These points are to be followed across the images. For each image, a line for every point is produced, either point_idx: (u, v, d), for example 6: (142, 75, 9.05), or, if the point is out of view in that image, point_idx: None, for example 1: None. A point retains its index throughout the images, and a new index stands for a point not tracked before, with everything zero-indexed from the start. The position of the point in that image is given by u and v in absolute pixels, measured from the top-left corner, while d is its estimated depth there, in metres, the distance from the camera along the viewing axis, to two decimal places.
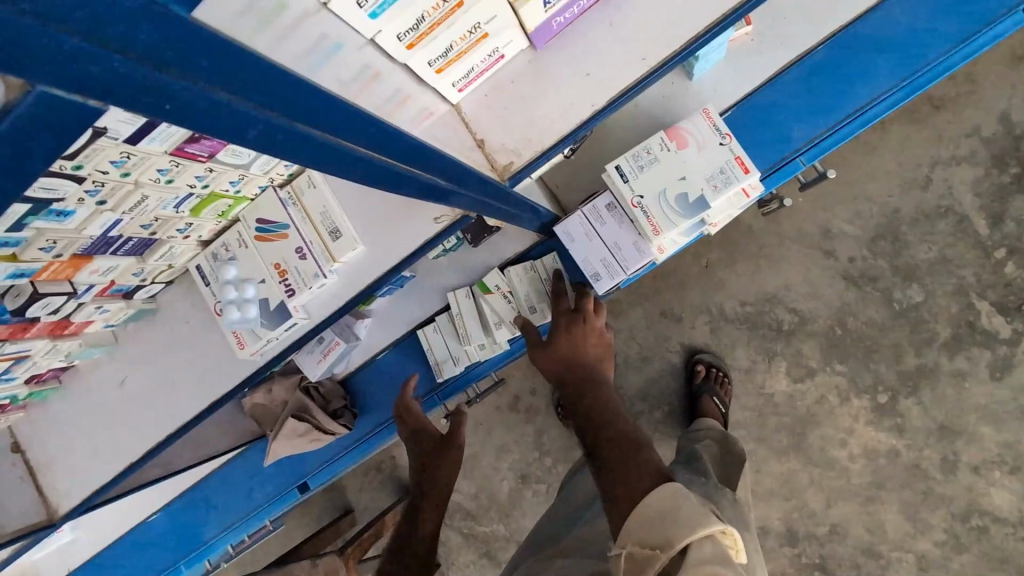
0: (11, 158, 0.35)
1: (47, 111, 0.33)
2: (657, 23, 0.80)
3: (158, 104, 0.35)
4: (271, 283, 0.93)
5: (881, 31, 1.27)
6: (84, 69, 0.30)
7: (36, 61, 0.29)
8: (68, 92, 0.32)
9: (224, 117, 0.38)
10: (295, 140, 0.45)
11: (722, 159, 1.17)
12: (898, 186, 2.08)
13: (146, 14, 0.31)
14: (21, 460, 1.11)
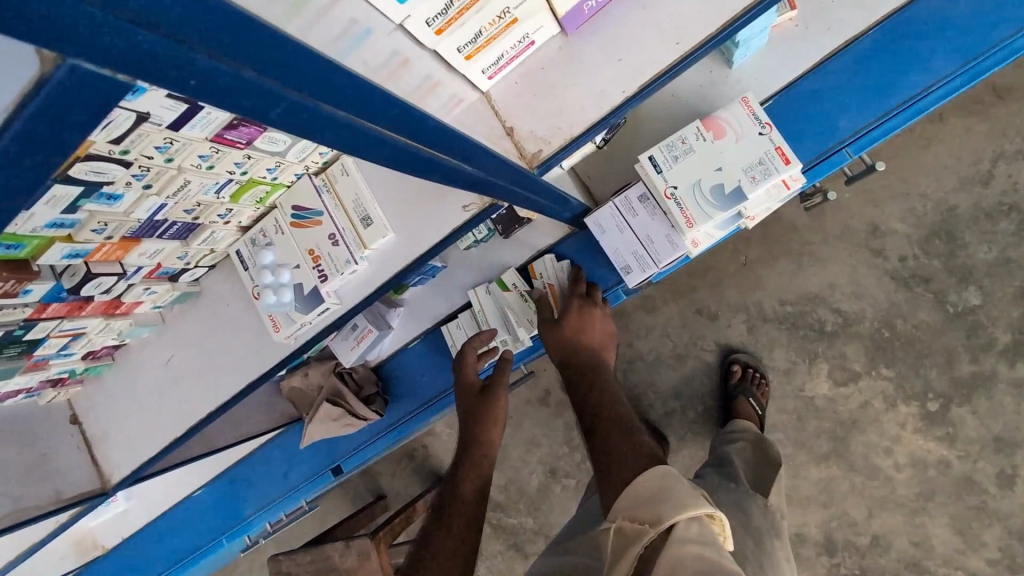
0: (47, 125, 0.37)
1: (82, 84, 0.35)
2: (694, 6, 0.77)
3: (183, 80, 0.36)
4: (305, 268, 0.95)
5: (940, 13, 1.19)
6: (114, 43, 0.32)
7: (65, 33, 0.30)
8: (98, 67, 0.34)
9: (248, 94, 0.40)
10: (318, 120, 0.46)
11: (762, 150, 1.13)
12: (957, 182, 1.96)
13: None
14: (78, 431, 1.19)
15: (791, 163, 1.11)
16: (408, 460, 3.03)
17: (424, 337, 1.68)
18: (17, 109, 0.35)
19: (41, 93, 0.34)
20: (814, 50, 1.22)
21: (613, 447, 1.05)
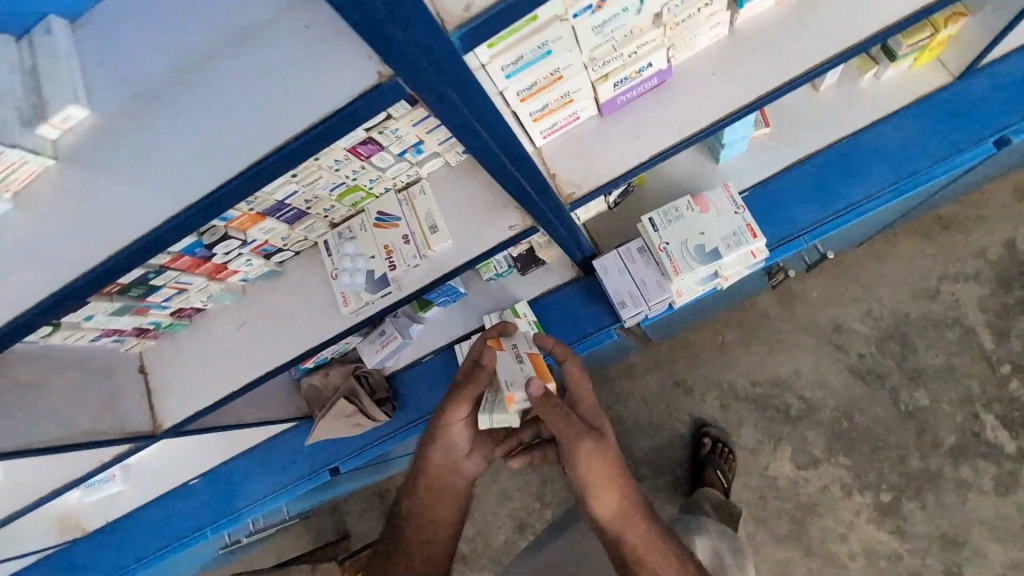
0: (360, 116, 0.62)
1: (392, 93, 0.60)
2: (696, 110, 1.09)
3: (433, 98, 0.62)
4: (379, 259, 1.22)
5: (879, 144, 1.57)
6: (422, 78, 0.58)
7: (406, 67, 0.56)
8: (409, 85, 0.59)
9: (452, 113, 0.67)
10: (470, 135, 0.74)
11: (736, 225, 1.45)
12: (909, 294, 2.32)
13: (454, 56, 0.58)
14: (143, 380, 1.38)
15: (757, 238, 1.44)
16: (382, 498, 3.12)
17: (438, 354, 1.90)
18: (353, 103, 0.61)
19: (374, 95, 0.60)
20: (781, 159, 1.61)
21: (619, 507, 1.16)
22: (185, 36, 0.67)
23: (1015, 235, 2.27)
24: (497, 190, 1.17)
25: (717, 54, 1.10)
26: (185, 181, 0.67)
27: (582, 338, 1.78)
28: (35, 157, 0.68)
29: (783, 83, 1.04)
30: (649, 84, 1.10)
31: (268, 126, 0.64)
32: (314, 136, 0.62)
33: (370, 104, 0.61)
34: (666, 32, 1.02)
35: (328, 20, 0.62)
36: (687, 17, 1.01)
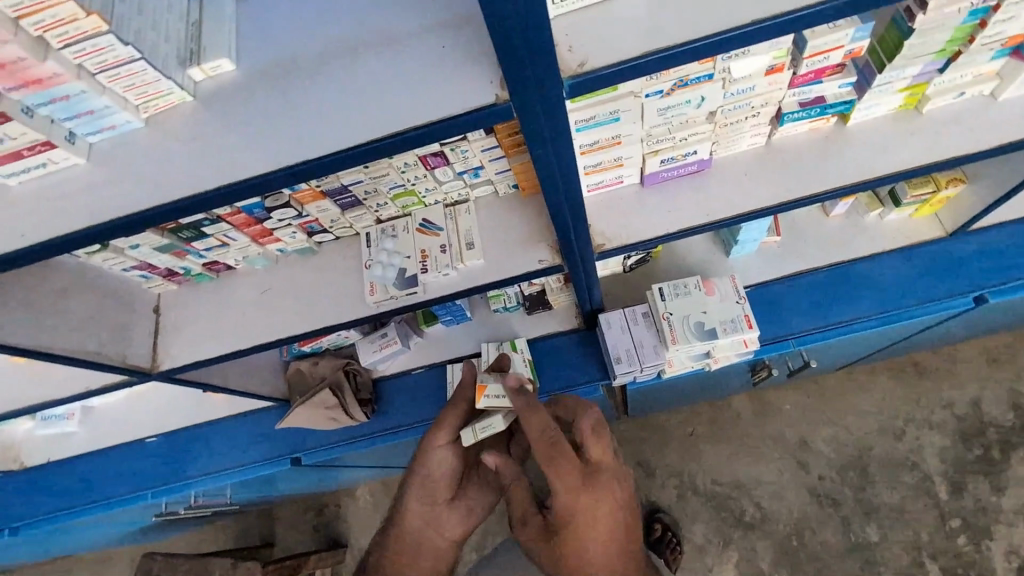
0: (468, 125, 0.72)
1: (500, 113, 0.71)
2: (725, 202, 1.23)
3: (532, 124, 0.74)
4: (412, 260, 1.31)
5: (871, 274, 1.72)
6: (530, 105, 0.70)
7: (523, 92, 0.68)
8: (517, 110, 0.71)
9: (541, 142, 0.79)
10: (546, 167, 0.86)
11: (735, 313, 1.57)
12: (875, 428, 2.43)
13: (562, 94, 0.70)
14: (153, 319, 1.43)
15: (752, 329, 1.55)
16: (316, 514, 3.07)
17: (427, 370, 1.94)
18: (466, 112, 0.70)
19: (486, 110, 0.70)
20: (782, 266, 1.76)
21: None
22: (339, 35, 0.80)
23: (981, 396, 2.41)
24: (535, 226, 1.29)
25: (751, 159, 1.25)
26: (299, 143, 0.75)
27: (566, 388, 1.82)
28: (179, 90, 0.78)
29: (806, 196, 1.19)
30: (689, 169, 1.25)
31: (389, 115, 0.73)
32: (428, 133, 0.71)
33: (482, 118, 0.71)
34: (715, 126, 1.14)
35: (464, 45, 0.73)
36: (736, 120, 1.13)
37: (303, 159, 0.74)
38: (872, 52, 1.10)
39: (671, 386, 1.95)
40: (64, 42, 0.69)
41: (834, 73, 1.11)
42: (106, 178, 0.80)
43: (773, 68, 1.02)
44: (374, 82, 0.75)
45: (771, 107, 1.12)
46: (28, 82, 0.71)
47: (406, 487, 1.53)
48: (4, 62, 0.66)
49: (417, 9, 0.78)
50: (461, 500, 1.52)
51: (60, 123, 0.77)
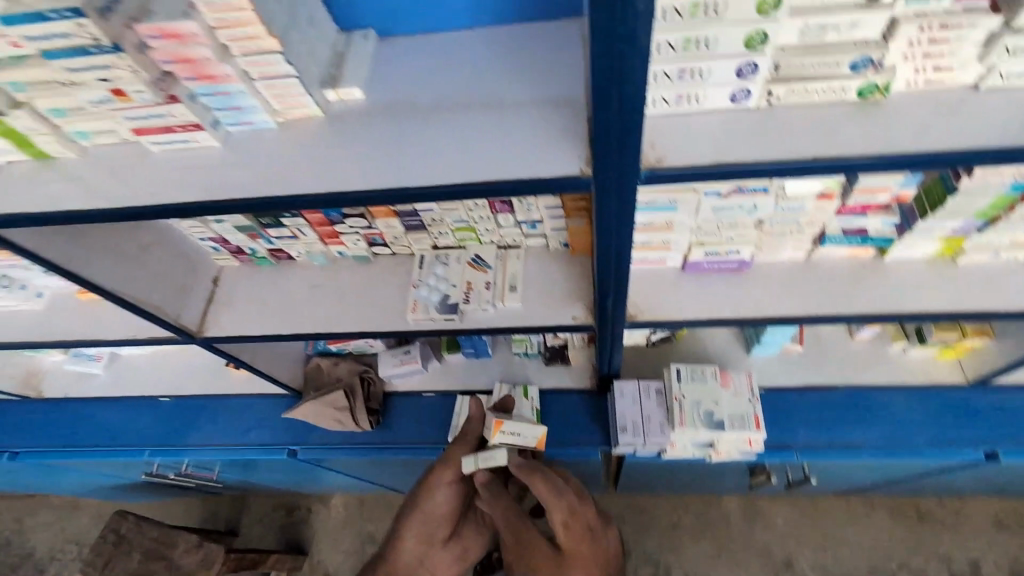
0: (551, 191, 0.82)
1: (580, 186, 0.81)
2: (757, 304, 1.31)
3: (605, 201, 0.84)
4: (458, 289, 1.41)
5: (886, 405, 1.75)
6: (608, 185, 0.80)
7: (605, 174, 0.78)
8: (594, 186, 0.81)
9: (608, 218, 0.88)
10: (606, 239, 0.95)
11: (745, 410, 1.60)
12: (865, 565, 2.36)
13: (639, 182, 0.80)
14: (210, 288, 1.55)
15: (759, 430, 1.58)
16: (287, 514, 3.07)
17: (437, 396, 2.00)
18: (552, 180, 0.81)
19: (570, 182, 0.81)
20: (799, 376, 1.80)
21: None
22: (459, 91, 0.93)
23: (981, 558, 2.33)
24: (576, 285, 1.39)
25: (789, 270, 1.34)
26: (403, 171, 0.87)
27: (565, 444, 1.85)
28: (313, 106, 0.93)
29: (833, 314, 1.26)
30: (729, 266, 1.33)
31: (484, 164, 0.84)
32: (515, 188, 0.82)
33: (566, 186, 0.81)
34: (761, 233, 1.23)
35: (564, 122, 0.86)
36: (781, 232, 1.22)
37: (403, 185, 0.85)
38: (918, 199, 1.16)
39: (668, 468, 1.96)
40: (242, 51, 0.84)
41: (878, 210, 1.19)
42: (234, 162, 0.93)
43: (823, 194, 1.11)
44: (480, 136, 0.88)
45: (814, 227, 1.21)
46: (202, 75, 0.84)
47: (403, 524, 1.60)
48: (194, 58, 0.81)
49: (526, 84, 0.91)
50: (456, 540, 1.62)
51: (212, 112, 0.91)
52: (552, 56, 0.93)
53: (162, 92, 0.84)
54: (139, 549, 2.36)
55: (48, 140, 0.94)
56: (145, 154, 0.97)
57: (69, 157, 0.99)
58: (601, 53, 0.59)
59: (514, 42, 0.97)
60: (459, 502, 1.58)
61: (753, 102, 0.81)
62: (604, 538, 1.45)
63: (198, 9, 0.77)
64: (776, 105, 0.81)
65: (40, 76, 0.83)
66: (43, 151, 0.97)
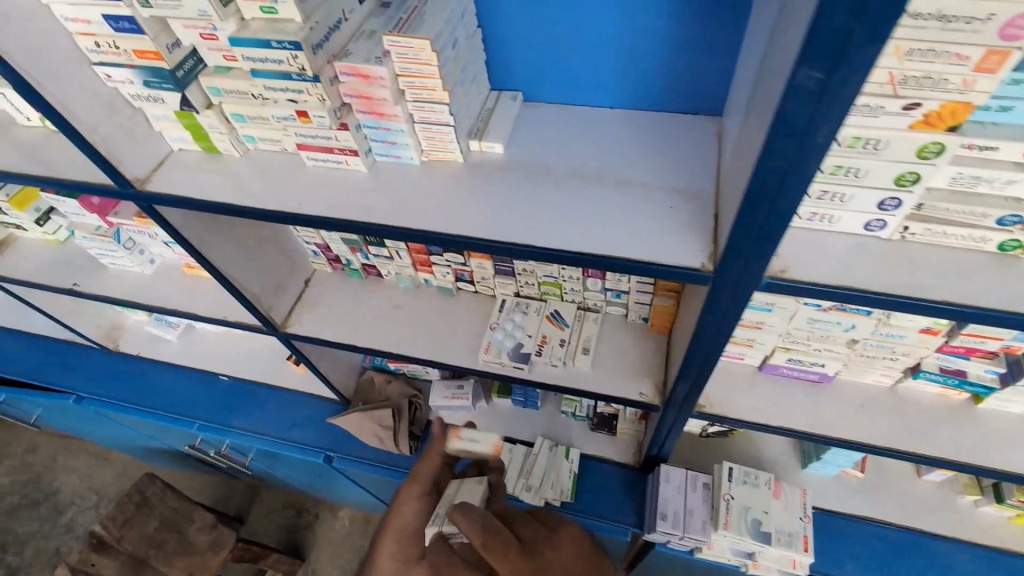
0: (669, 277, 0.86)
1: (698, 279, 0.84)
2: (831, 422, 1.29)
3: (717, 300, 0.87)
4: (532, 340, 1.44)
5: (949, 559, 1.62)
6: (726, 287, 0.83)
7: (727, 275, 0.81)
8: (712, 282, 0.84)
9: (714, 315, 0.91)
10: (704, 335, 0.97)
11: (795, 528, 1.50)
12: None
13: (758, 289, 0.82)
14: (301, 287, 1.64)
15: (807, 554, 1.46)
16: (295, 514, 3.08)
17: None
18: (671, 269, 0.85)
19: (689, 274, 0.84)
20: (856, 505, 1.70)
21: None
22: (594, 164, 1.00)
23: None
24: (647, 361, 1.40)
25: (872, 394, 1.30)
26: (529, 230, 0.93)
27: (600, 517, 1.78)
28: (457, 153, 1.02)
29: (911, 451, 1.23)
30: (809, 376, 1.31)
31: (607, 240, 0.89)
32: (634, 267, 0.86)
33: (686, 277, 0.84)
34: (852, 352, 1.21)
35: (691, 215, 0.90)
36: (873, 355, 1.20)
37: (530, 244, 0.91)
38: None
39: (696, 567, 1.87)
40: (414, 98, 0.92)
41: (983, 356, 1.14)
42: (378, 191, 1.03)
43: (928, 329, 1.08)
44: (607, 210, 0.93)
45: (909, 359, 1.18)
46: (374, 111, 0.94)
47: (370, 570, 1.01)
48: (374, 96, 0.91)
49: (659, 170, 0.97)
50: None
51: (369, 141, 1.01)
52: (688, 149, 0.99)
53: (337, 120, 0.94)
54: (158, 516, 2.40)
55: (223, 139, 1.07)
56: (301, 167, 1.08)
57: (233, 155, 1.11)
58: (766, 170, 0.63)
59: (652, 129, 1.03)
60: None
61: (886, 233, 0.82)
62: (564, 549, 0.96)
63: (390, 57, 0.86)
64: (909, 240, 0.82)
65: (238, 88, 0.95)
66: (213, 146, 1.10)
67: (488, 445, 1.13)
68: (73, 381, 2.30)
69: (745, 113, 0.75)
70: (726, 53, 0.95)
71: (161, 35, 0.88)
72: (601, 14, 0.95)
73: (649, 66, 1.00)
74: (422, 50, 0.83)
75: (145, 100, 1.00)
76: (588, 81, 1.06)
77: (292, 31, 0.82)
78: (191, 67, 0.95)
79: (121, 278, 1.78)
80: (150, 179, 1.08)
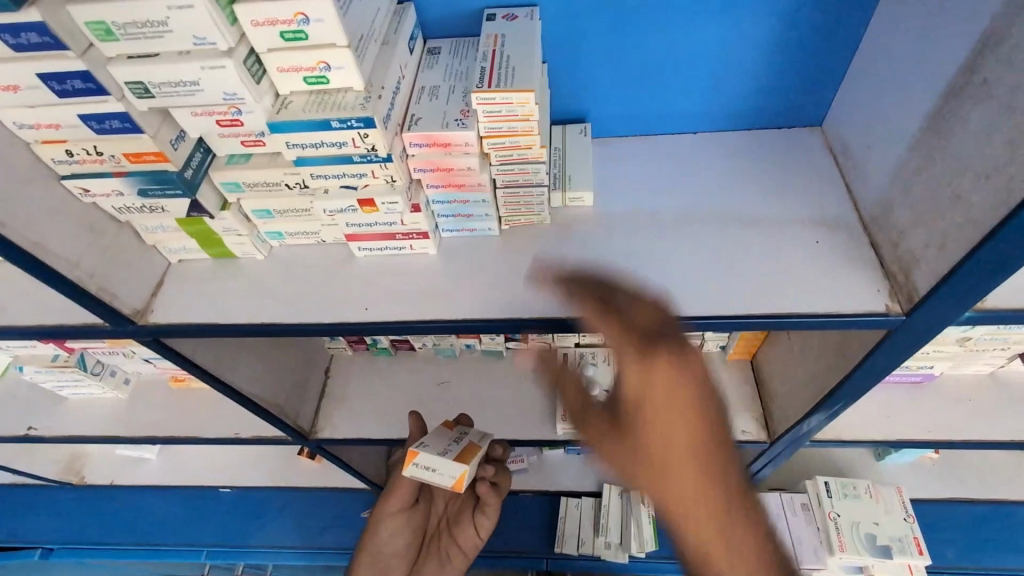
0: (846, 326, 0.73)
1: (882, 324, 0.72)
2: (945, 424, 1.21)
3: (899, 343, 0.75)
4: (612, 395, 1.27)
5: None
6: (919, 330, 0.71)
7: (925, 319, 0.69)
8: (901, 325, 0.71)
9: (887, 358, 0.79)
10: (863, 379, 0.85)
11: (903, 531, 1.42)
12: None
13: (957, 326, 0.70)
14: (323, 380, 1.40)
15: (923, 556, 1.39)
16: None
17: (535, 496, 1.80)
18: (850, 319, 0.72)
19: (873, 321, 0.71)
20: (941, 489, 1.65)
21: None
22: (703, 202, 0.86)
23: None
24: (737, 395, 1.28)
25: (972, 386, 1.24)
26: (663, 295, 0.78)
27: None
28: (544, 215, 0.85)
29: None
30: (911, 377, 1.24)
31: (758, 294, 0.76)
32: (800, 323, 0.73)
33: (869, 324, 0.72)
34: (963, 350, 1.13)
35: (844, 248, 0.78)
36: (984, 349, 1.13)
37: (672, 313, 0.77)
38: None
39: None
40: (500, 160, 0.75)
41: None
42: (456, 275, 0.84)
43: None
44: (742, 256, 0.79)
45: (1021, 346, 1.11)
46: (450, 183, 0.75)
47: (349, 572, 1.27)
48: (453, 167, 0.72)
49: (783, 201, 0.84)
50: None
51: (437, 218, 0.82)
52: (802, 171, 0.87)
53: (408, 202, 0.75)
54: None
55: (242, 241, 0.84)
56: (349, 259, 0.88)
57: (255, 258, 0.89)
58: None
59: (753, 153, 0.91)
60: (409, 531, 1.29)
61: None
62: (690, 424, 0.56)
63: (475, 117, 0.69)
64: None
65: (267, 179, 0.74)
66: (227, 250, 0.87)
67: (448, 478, 0.98)
68: (35, 531, 1.91)
69: (933, 132, 0.64)
70: (835, 60, 0.83)
71: (163, 130, 0.66)
72: (692, 31, 0.81)
73: (742, 83, 0.87)
74: (522, 105, 0.66)
75: (138, 211, 0.76)
76: (670, 107, 0.92)
77: (356, 104, 0.63)
78: (200, 162, 0.72)
79: (88, 410, 1.45)
80: (151, 308, 0.84)
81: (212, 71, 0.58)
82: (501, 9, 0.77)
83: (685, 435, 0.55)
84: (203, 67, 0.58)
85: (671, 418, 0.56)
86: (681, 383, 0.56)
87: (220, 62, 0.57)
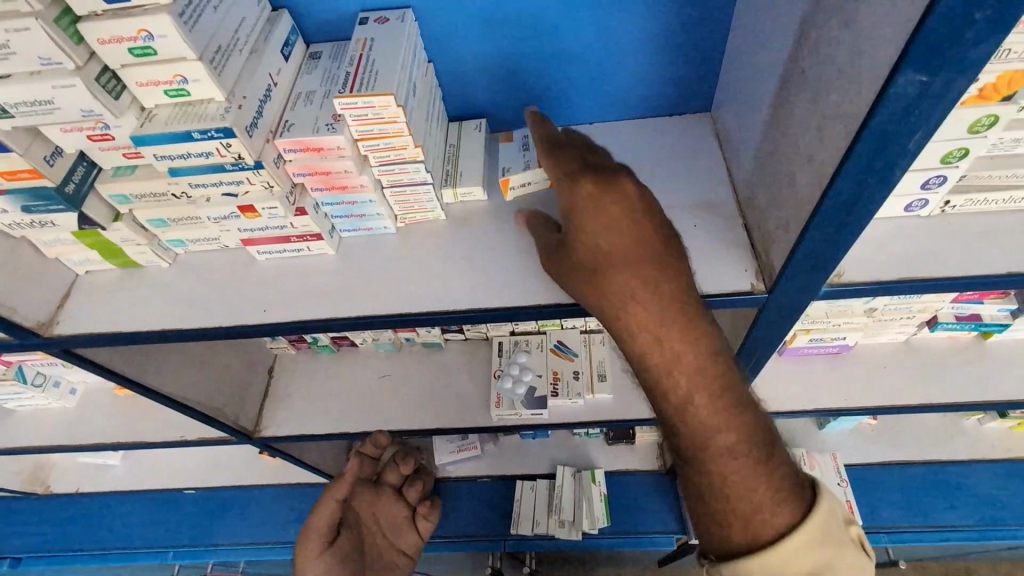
0: (718, 305, 0.76)
1: (749, 302, 0.76)
2: (860, 390, 1.27)
3: (770, 318, 0.79)
4: (545, 380, 1.31)
5: (969, 481, 1.65)
6: (781, 305, 0.75)
7: (783, 294, 0.73)
8: (766, 300, 0.75)
9: (765, 332, 0.83)
10: (752, 351, 0.90)
11: (836, 496, 1.48)
12: None
13: (815, 300, 0.75)
14: (266, 379, 1.43)
15: (856, 519, 1.45)
16: None
17: (491, 480, 1.84)
18: (718, 298, 0.75)
19: (739, 299, 0.75)
20: (880, 453, 1.70)
21: (766, 530, 0.61)
22: None
23: None
24: None
25: (887, 353, 1.29)
26: (547, 283, 0.81)
27: (639, 533, 1.72)
28: (438, 211, 0.88)
29: (946, 402, 1.21)
30: (829, 349, 1.28)
31: None
32: None
33: (736, 303, 0.76)
34: (870, 321, 1.17)
35: (717, 229, 0.81)
36: (891, 318, 1.17)
37: (556, 301, 0.79)
38: None
39: None
40: (380, 161, 0.77)
41: (994, 296, 1.13)
42: (355, 273, 0.87)
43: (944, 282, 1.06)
44: None
45: (924, 313, 1.16)
46: (334, 186, 0.78)
47: None
48: (331, 170, 0.75)
49: (668, 185, 0.87)
50: None
51: (330, 219, 0.85)
52: (688, 156, 0.90)
53: (291, 206, 0.77)
54: None
55: (143, 251, 0.86)
56: (252, 263, 0.90)
57: (161, 266, 0.91)
58: (842, 188, 0.54)
59: (644, 141, 0.94)
60: (344, 564, 1.30)
61: (925, 212, 0.77)
62: (619, 226, 0.67)
63: (345, 121, 0.71)
64: (950, 213, 0.77)
65: (152, 190, 0.75)
66: (131, 260, 0.89)
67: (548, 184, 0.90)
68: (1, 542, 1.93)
69: (775, 117, 0.67)
70: (710, 48, 0.86)
71: (34, 146, 0.67)
72: (569, 25, 0.83)
73: (626, 73, 0.90)
74: (385, 108, 0.69)
75: (29, 226, 0.78)
76: (562, 98, 0.94)
77: (217, 114, 0.65)
78: (83, 175, 0.73)
79: (35, 421, 1.47)
80: (57, 320, 0.86)
81: (64, 90, 0.60)
82: (375, 12, 0.80)
83: (640, 256, 0.66)
84: (54, 86, 0.59)
85: (612, 227, 0.67)
86: (621, 211, 0.67)
87: (69, 81, 0.59)
